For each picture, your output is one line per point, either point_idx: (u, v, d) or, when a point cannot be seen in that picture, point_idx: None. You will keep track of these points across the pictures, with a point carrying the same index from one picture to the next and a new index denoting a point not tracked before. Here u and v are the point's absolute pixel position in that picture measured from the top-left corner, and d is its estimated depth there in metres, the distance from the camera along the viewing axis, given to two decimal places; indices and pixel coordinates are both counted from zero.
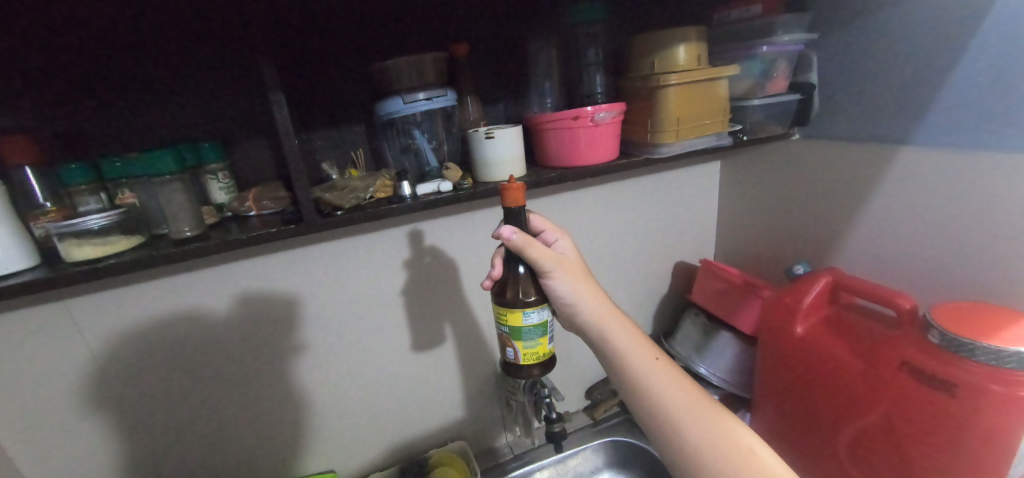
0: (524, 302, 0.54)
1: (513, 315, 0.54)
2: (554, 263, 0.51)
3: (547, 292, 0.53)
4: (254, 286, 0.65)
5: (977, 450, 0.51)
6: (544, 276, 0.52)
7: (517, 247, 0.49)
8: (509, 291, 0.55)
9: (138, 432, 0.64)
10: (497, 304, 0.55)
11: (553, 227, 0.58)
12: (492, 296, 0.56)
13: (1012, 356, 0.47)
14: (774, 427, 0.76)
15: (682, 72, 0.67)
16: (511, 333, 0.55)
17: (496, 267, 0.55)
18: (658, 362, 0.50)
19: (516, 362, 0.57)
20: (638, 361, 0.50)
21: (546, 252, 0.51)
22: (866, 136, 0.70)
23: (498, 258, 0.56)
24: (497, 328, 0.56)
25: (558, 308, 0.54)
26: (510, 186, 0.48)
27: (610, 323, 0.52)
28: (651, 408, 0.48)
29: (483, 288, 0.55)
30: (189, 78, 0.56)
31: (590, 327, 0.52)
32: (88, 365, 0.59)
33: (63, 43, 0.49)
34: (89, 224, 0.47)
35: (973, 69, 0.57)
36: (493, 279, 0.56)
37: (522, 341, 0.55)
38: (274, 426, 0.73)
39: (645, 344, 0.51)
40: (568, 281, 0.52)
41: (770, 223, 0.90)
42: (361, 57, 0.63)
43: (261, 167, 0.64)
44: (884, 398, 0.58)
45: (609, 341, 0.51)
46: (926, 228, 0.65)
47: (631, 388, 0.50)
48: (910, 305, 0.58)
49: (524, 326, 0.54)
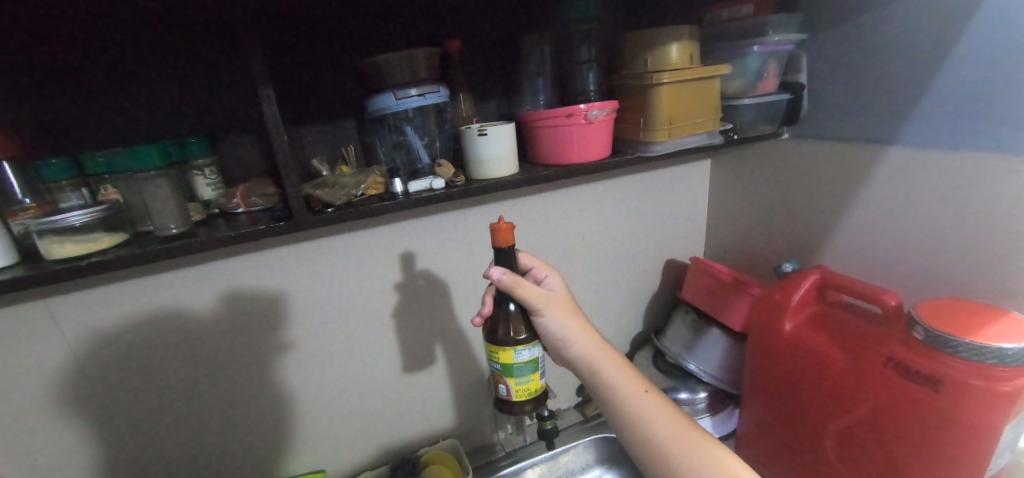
0: (515, 341, 0.54)
1: (505, 353, 0.54)
2: (544, 301, 0.53)
3: (537, 329, 0.55)
4: (243, 283, 0.64)
5: (960, 443, 0.52)
6: (535, 314, 0.53)
7: (507, 287, 0.50)
8: (503, 330, 0.55)
9: (122, 432, 0.63)
10: (488, 343, 0.55)
11: (541, 264, 0.59)
12: (485, 336, 0.56)
13: (992, 352, 0.49)
14: (761, 426, 0.77)
15: (675, 71, 0.67)
16: (503, 370, 0.55)
17: (485, 305, 0.54)
18: (648, 394, 0.54)
19: (509, 399, 0.57)
20: (630, 395, 0.53)
21: (535, 291, 0.53)
22: (853, 137, 0.71)
23: (488, 295, 0.55)
24: (489, 365, 0.56)
25: (550, 344, 0.56)
26: (500, 226, 0.49)
27: (600, 358, 0.54)
28: (644, 441, 0.52)
29: (475, 326, 0.54)
30: (174, 70, 0.55)
31: (582, 364, 0.55)
32: (70, 364, 0.58)
33: (45, 35, 0.48)
34: (71, 221, 0.46)
35: (957, 72, 0.58)
36: (483, 317, 0.55)
37: (514, 379, 0.55)
38: (262, 425, 0.72)
39: (634, 377, 0.54)
40: (558, 318, 0.54)
41: (758, 222, 0.91)
42: (352, 52, 0.62)
43: (249, 163, 0.63)
44: (868, 398, 0.60)
45: (601, 376, 0.54)
46: (909, 228, 0.67)
47: (623, 423, 0.53)
48: (895, 301, 0.59)
49: (516, 363, 0.54)
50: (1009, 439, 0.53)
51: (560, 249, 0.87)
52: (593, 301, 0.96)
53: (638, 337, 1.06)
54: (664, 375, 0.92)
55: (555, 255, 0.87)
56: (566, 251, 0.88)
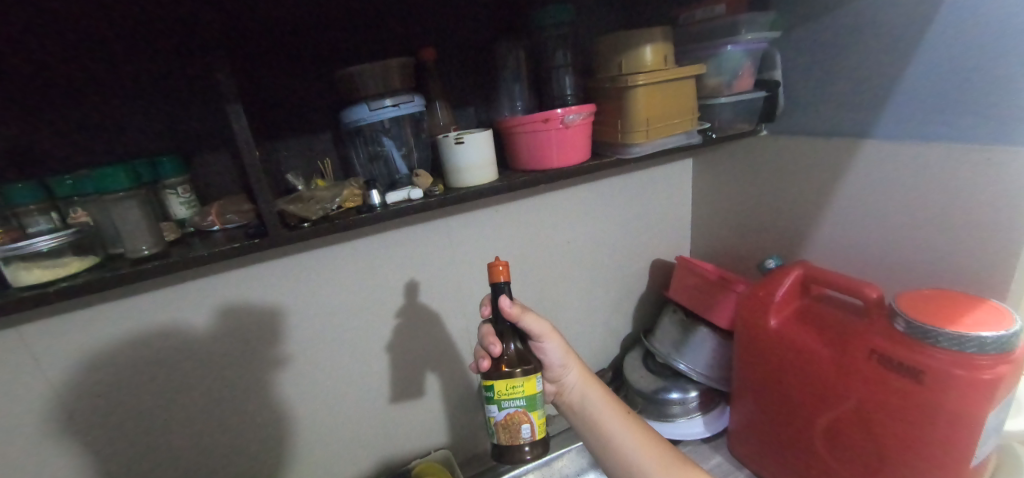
0: (512, 373, 0.55)
1: (531, 382, 0.55)
2: (548, 329, 0.57)
3: (537, 354, 0.59)
4: (223, 302, 0.63)
5: (948, 432, 0.53)
6: (537, 340, 0.57)
7: (515, 315, 0.54)
8: (501, 365, 0.56)
9: (100, 462, 0.61)
10: (498, 382, 0.55)
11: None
12: (483, 373, 0.56)
13: (973, 341, 0.49)
14: (753, 426, 0.77)
15: (650, 72, 0.67)
16: (527, 405, 0.55)
17: (496, 345, 0.54)
18: (628, 415, 0.60)
19: (530, 439, 0.56)
20: (609, 418, 0.59)
21: (540, 318, 0.57)
22: (830, 131, 0.72)
23: (492, 336, 0.55)
24: (508, 407, 0.55)
25: (547, 371, 0.60)
26: (498, 267, 0.51)
27: (589, 386, 0.61)
28: (620, 461, 0.57)
29: (481, 368, 0.54)
30: (136, 80, 0.53)
31: (571, 393, 0.61)
32: (44, 396, 0.55)
33: (10, 55, 0.47)
34: (38, 247, 0.44)
35: (927, 65, 0.59)
36: (489, 357, 0.55)
37: (537, 411, 0.56)
38: (250, 445, 0.71)
39: (614, 402, 0.61)
40: (558, 344, 0.58)
41: (741, 219, 0.92)
42: (326, 65, 0.62)
43: (223, 179, 0.62)
44: (854, 393, 0.60)
45: (588, 401, 0.60)
46: (887, 219, 0.67)
47: (602, 445, 0.58)
48: (877, 294, 0.60)
49: (539, 392, 0.56)
50: (993, 426, 0.53)
51: (545, 253, 0.87)
52: (581, 304, 0.95)
53: (628, 338, 1.06)
54: (655, 376, 0.91)
55: (540, 260, 0.87)
56: (552, 255, 0.88)
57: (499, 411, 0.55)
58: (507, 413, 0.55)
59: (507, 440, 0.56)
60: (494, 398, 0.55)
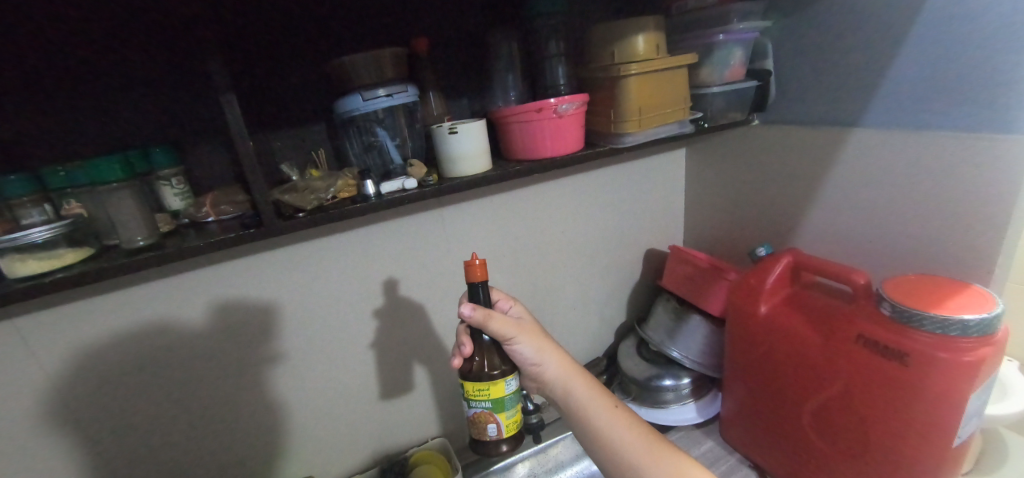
0: (490, 376, 0.59)
1: (496, 388, 0.58)
2: (515, 330, 0.57)
3: (512, 356, 0.59)
4: (219, 293, 0.63)
5: (931, 413, 0.54)
6: (508, 343, 0.58)
7: (478, 322, 0.53)
8: (478, 365, 0.59)
9: (100, 451, 0.61)
10: (468, 383, 0.59)
11: (504, 295, 0.63)
12: (459, 371, 0.60)
13: (955, 324, 0.51)
14: (743, 411, 0.79)
15: (642, 61, 0.68)
16: (494, 407, 0.59)
17: (467, 345, 0.56)
18: (616, 409, 0.59)
19: (499, 437, 0.60)
20: (598, 411, 0.58)
21: (506, 321, 0.57)
22: (819, 120, 0.73)
23: (464, 336, 0.57)
24: (476, 407, 0.60)
25: (523, 369, 0.61)
26: (473, 263, 0.53)
27: (571, 379, 0.60)
28: (611, 454, 0.56)
29: (455, 367, 0.56)
30: (125, 71, 0.53)
31: (554, 386, 0.61)
32: (40, 386, 0.56)
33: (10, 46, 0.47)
34: (33, 237, 0.45)
35: (915, 55, 0.60)
36: (462, 357, 0.57)
37: (504, 413, 0.60)
38: (248, 434, 0.71)
39: (603, 395, 0.60)
40: (531, 344, 0.59)
41: (733, 208, 0.93)
42: (319, 54, 0.62)
43: (217, 170, 0.62)
44: (841, 376, 0.61)
45: (573, 395, 0.60)
46: (875, 207, 0.69)
47: (591, 437, 0.58)
48: (864, 280, 0.61)
49: (506, 395, 0.59)
50: (974, 407, 0.54)
51: (539, 243, 0.88)
52: (575, 294, 0.96)
53: (621, 327, 1.07)
54: (648, 364, 0.92)
55: (534, 250, 0.88)
56: (545, 246, 0.89)
57: (469, 408, 0.61)
58: (474, 411, 0.60)
59: (477, 433, 0.62)
60: (464, 396, 0.60)
